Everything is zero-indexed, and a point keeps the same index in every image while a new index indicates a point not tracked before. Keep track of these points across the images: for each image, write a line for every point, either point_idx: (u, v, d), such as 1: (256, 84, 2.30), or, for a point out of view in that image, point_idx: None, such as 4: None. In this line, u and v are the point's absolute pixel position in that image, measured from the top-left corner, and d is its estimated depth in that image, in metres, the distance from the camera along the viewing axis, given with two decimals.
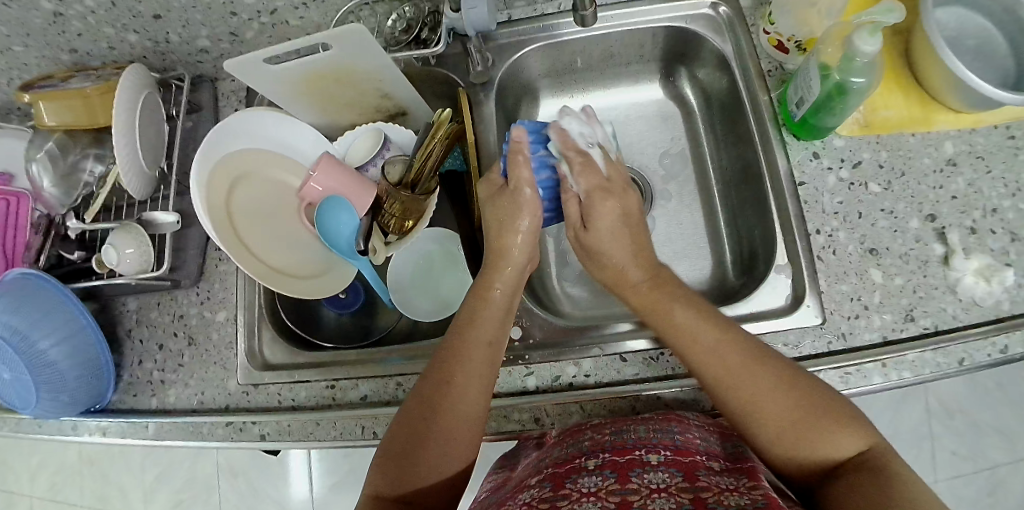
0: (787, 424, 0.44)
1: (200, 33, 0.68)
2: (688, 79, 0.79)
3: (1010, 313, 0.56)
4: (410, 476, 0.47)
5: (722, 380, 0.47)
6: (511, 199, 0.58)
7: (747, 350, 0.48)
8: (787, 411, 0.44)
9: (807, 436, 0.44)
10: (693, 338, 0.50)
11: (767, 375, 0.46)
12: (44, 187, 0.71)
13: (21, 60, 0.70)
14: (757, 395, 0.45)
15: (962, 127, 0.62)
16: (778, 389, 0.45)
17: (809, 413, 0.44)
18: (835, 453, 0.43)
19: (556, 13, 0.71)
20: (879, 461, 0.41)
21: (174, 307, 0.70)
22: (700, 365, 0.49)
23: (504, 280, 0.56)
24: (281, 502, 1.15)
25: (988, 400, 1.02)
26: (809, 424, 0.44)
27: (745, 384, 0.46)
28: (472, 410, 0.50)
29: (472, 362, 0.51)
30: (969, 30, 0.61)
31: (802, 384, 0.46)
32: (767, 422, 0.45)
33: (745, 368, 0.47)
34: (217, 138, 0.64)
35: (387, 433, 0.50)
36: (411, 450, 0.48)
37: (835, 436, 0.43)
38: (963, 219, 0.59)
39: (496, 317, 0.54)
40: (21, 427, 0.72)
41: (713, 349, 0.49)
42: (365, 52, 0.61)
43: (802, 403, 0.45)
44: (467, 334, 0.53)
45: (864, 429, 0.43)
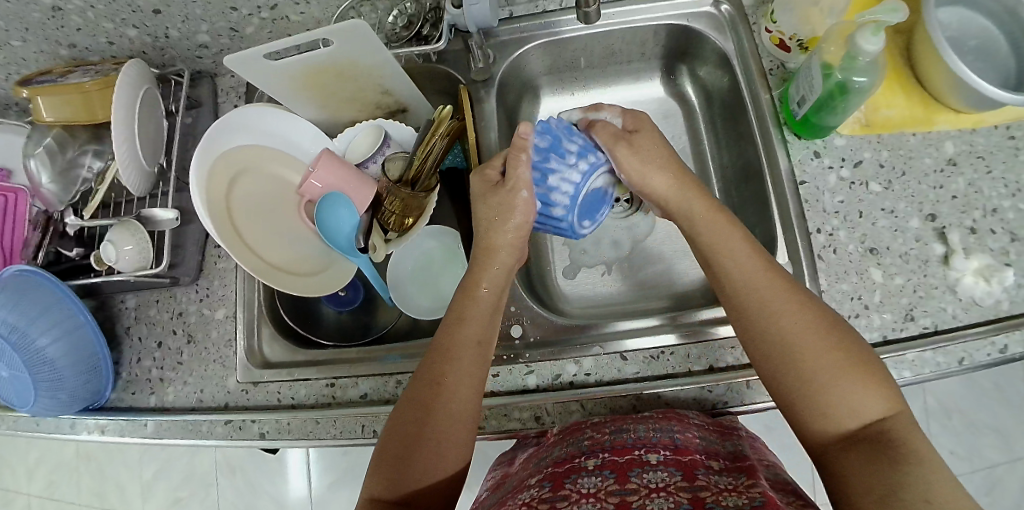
0: (825, 365, 0.44)
1: (200, 29, 0.68)
2: (689, 77, 0.79)
3: (1009, 313, 0.56)
4: (407, 479, 0.47)
5: (772, 308, 0.48)
6: (504, 198, 0.56)
7: (798, 293, 0.48)
8: (832, 349, 0.45)
9: (841, 385, 0.44)
10: (744, 269, 0.50)
11: (815, 314, 0.47)
12: (42, 183, 0.70)
13: (19, 55, 0.70)
14: (805, 334, 0.46)
15: (963, 126, 0.62)
16: (826, 329, 0.46)
17: (849, 361, 0.44)
18: (858, 417, 0.43)
19: (558, 10, 0.71)
20: (899, 433, 0.41)
21: (173, 304, 0.70)
22: (747, 293, 0.49)
23: (491, 278, 0.56)
24: (279, 499, 1.15)
25: (985, 399, 1.02)
26: (847, 371, 0.44)
27: (793, 317, 0.47)
28: (464, 409, 0.50)
29: (461, 361, 0.51)
30: (970, 30, 0.61)
31: (845, 331, 0.46)
32: (811, 364, 0.45)
33: (796, 302, 0.47)
34: (216, 133, 0.63)
35: (381, 438, 0.51)
36: (407, 452, 0.48)
37: (867, 393, 0.43)
38: (963, 219, 0.59)
39: (484, 315, 0.54)
40: (18, 425, 0.72)
41: (764, 286, 0.49)
42: (367, 48, 0.61)
43: (844, 346, 0.45)
44: (454, 335, 0.53)
45: (894, 397, 0.44)
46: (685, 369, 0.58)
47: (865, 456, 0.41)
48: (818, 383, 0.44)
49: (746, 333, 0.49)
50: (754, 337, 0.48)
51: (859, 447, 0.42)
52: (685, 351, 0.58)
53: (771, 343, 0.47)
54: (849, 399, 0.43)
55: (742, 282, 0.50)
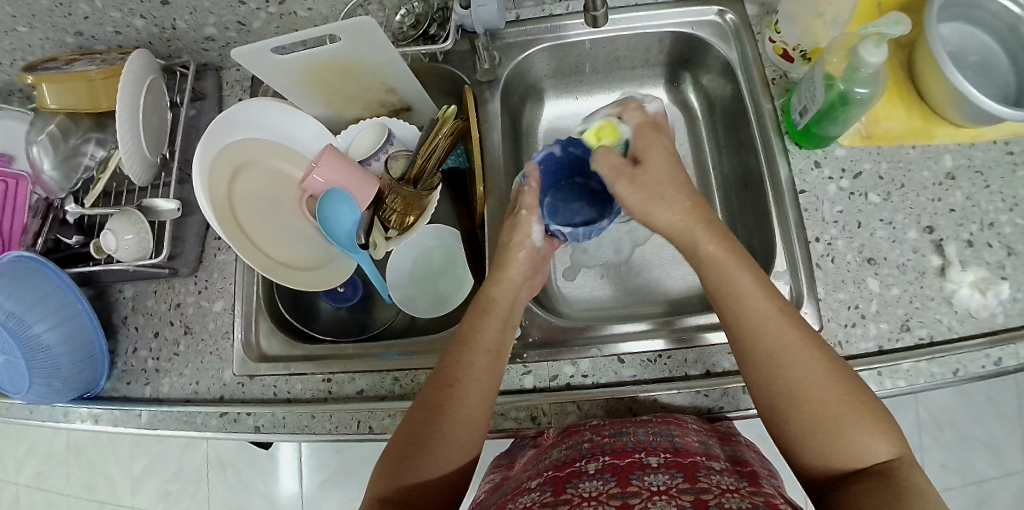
0: (831, 413, 0.44)
1: (208, 21, 0.68)
2: (691, 85, 0.79)
3: (1003, 326, 0.56)
4: (410, 477, 0.47)
5: (780, 348, 0.47)
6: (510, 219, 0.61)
7: (803, 332, 0.47)
8: (835, 394, 0.44)
9: (845, 431, 0.43)
10: (763, 311, 0.48)
11: (826, 361, 0.46)
12: (44, 170, 0.70)
13: (25, 41, 0.70)
14: (805, 380, 0.45)
15: (962, 140, 0.62)
16: (828, 374, 0.45)
17: (854, 408, 0.44)
18: (861, 457, 0.43)
19: (564, 14, 0.71)
20: (901, 472, 0.42)
21: (171, 295, 0.70)
22: (755, 340, 0.48)
23: (503, 290, 0.57)
24: (270, 496, 1.14)
25: (976, 414, 1.03)
26: (853, 419, 0.44)
27: (802, 363, 0.46)
28: (472, 416, 0.50)
29: (473, 368, 0.51)
30: (972, 45, 0.62)
31: (852, 379, 0.46)
32: (810, 412, 0.44)
33: (806, 347, 0.46)
34: (224, 123, 0.64)
35: (391, 436, 0.51)
36: (414, 448, 0.48)
37: (873, 438, 0.43)
38: (960, 231, 0.60)
39: (497, 326, 0.55)
40: (10, 412, 0.71)
41: (766, 324, 0.48)
42: (374, 46, 0.61)
43: (851, 396, 0.44)
44: (467, 340, 0.53)
45: (896, 441, 0.43)
46: (681, 373, 0.58)
47: (870, 486, 0.41)
48: (820, 432, 0.44)
49: (750, 379, 0.48)
50: (760, 383, 0.47)
51: (863, 481, 0.42)
52: (681, 356, 0.59)
53: (776, 385, 0.46)
54: (853, 445, 0.43)
55: (755, 327, 0.48)
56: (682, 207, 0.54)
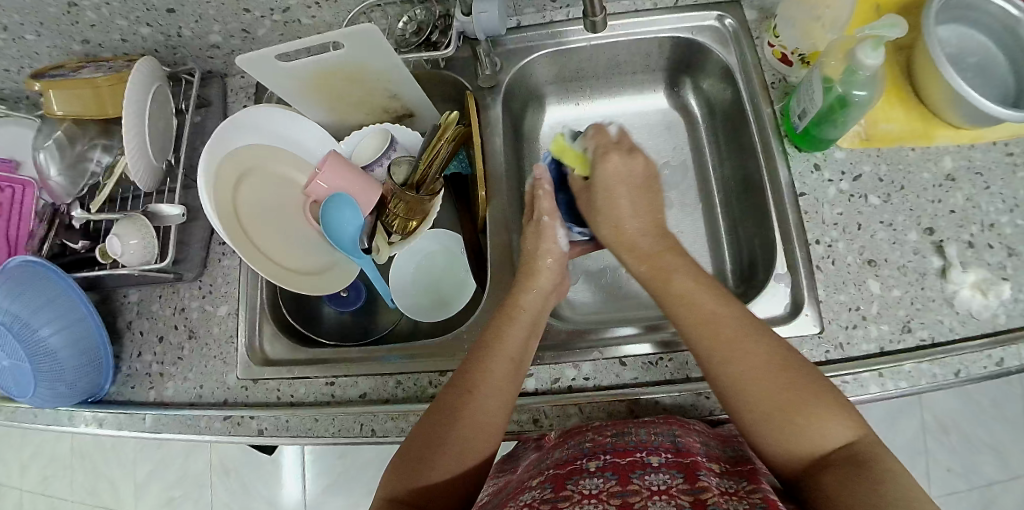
0: (778, 402, 0.45)
1: (213, 29, 0.69)
2: (692, 89, 0.80)
3: (1005, 327, 0.56)
4: (423, 478, 0.47)
5: (721, 344, 0.48)
6: (534, 228, 0.63)
7: (743, 325, 0.49)
8: (781, 383, 0.45)
9: (798, 419, 0.44)
10: (705, 309, 0.51)
11: (769, 352, 0.47)
12: (50, 176, 0.71)
13: (33, 49, 0.71)
14: (748, 372, 0.46)
15: (962, 142, 0.63)
16: (771, 364, 0.46)
17: (802, 396, 0.44)
18: (822, 443, 0.43)
19: (565, 20, 0.72)
20: (866, 455, 0.42)
21: (175, 300, 0.70)
22: (699, 338, 0.50)
23: (530, 300, 0.58)
24: (273, 502, 1.14)
25: (981, 417, 1.02)
26: (802, 405, 0.44)
27: (743, 356, 0.47)
28: (491, 421, 0.50)
29: (496, 374, 0.52)
30: (970, 47, 0.63)
31: (797, 366, 0.46)
32: (758, 402, 0.45)
33: (748, 340, 0.48)
34: (231, 128, 0.64)
35: (406, 437, 0.51)
36: (431, 450, 0.48)
37: (828, 423, 0.43)
38: (961, 232, 0.60)
39: (521, 334, 0.55)
40: (15, 416, 0.71)
41: (706, 321, 0.50)
42: (378, 53, 0.62)
43: (797, 383, 0.45)
44: (492, 347, 0.54)
45: (854, 423, 0.44)
46: (683, 375, 0.58)
47: (841, 477, 0.41)
48: (771, 422, 0.45)
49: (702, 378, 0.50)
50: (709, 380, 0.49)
51: (830, 470, 0.42)
52: (683, 358, 0.59)
53: (723, 381, 0.47)
54: (811, 432, 0.43)
55: (695, 325, 0.50)
56: (621, 222, 0.59)
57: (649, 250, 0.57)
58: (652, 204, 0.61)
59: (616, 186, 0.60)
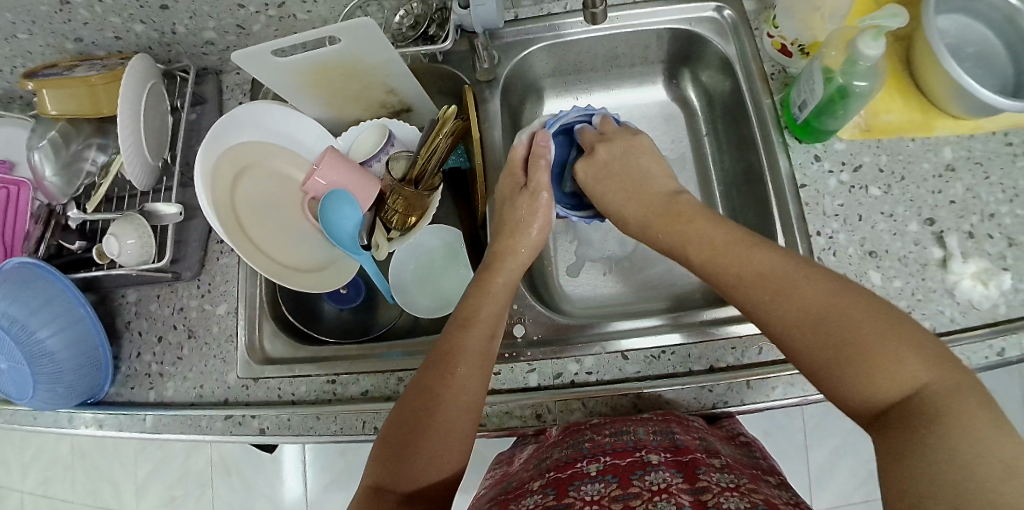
0: (839, 340, 0.41)
1: (207, 25, 0.68)
2: (691, 81, 0.79)
3: (1006, 317, 0.57)
4: (409, 466, 0.46)
5: (773, 284, 0.46)
6: (529, 201, 0.62)
7: (792, 266, 0.47)
8: (841, 319, 0.42)
9: (861, 356, 0.40)
10: (744, 262, 0.49)
11: (820, 292, 0.44)
12: (45, 176, 0.70)
13: (25, 48, 0.70)
14: (803, 308, 0.44)
15: (962, 132, 0.63)
16: (828, 300, 0.43)
17: (868, 331, 0.40)
18: (895, 383, 0.39)
19: (563, 12, 0.72)
20: (942, 396, 0.37)
21: (174, 299, 0.70)
22: (744, 285, 0.48)
23: (505, 274, 0.58)
24: (274, 500, 1.14)
25: None
26: (867, 341, 0.40)
27: (797, 295, 0.44)
28: (471, 398, 0.50)
29: (472, 350, 0.51)
30: (969, 37, 0.62)
31: (862, 299, 0.43)
32: (816, 341, 0.42)
33: (794, 281, 0.45)
34: (226, 125, 0.64)
35: (386, 425, 0.49)
36: (412, 437, 0.47)
37: (896, 361, 0.39)
38: (961, 223, 0.60)
39: (494, 309, 0.55)
40: (15, 419, 0.71)
41: (748, 264, 0.48)
42: (374, 46, 0.62)
43: (850, 321, 0.41)
44: (466, 324, 0.53)
45: (933, 361, 0.39)
46: (685, 369, 0.59)
47: (899, 437, 0.37)
48: (835, 362, 0.41)
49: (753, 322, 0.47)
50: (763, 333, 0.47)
51: (899, 420, 0.37)
52: (685, 351, 0.59)
53: (782, 321, 0.44)
54: (882, 370, 0.39)
55: (743, 271, 0.48)
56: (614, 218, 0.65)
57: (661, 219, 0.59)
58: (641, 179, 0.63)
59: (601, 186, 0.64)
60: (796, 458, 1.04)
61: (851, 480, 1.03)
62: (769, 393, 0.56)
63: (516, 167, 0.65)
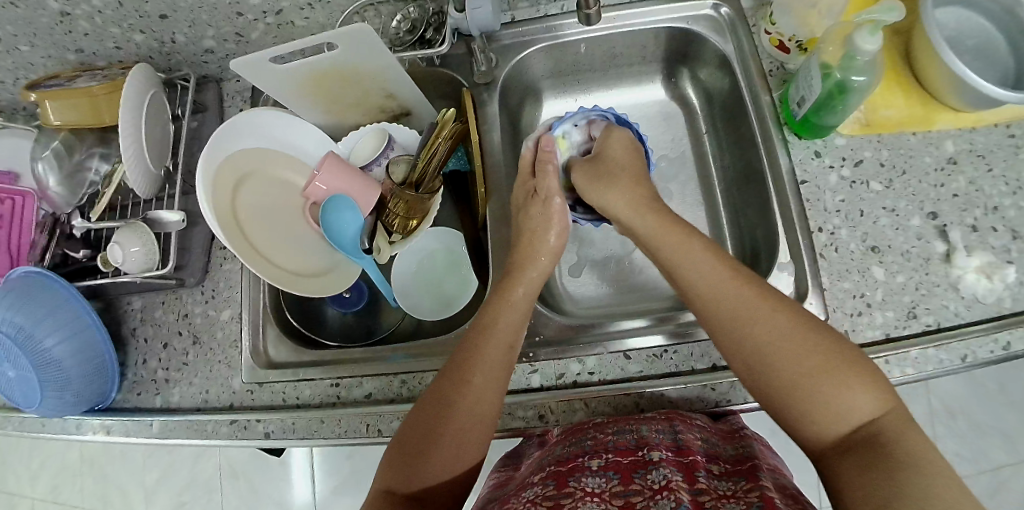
0: (800, 373, 0.44)
1: (206, 34, 0.69)
2: (689, 79, 0.79)
3: (1011, 311, 0.56)
4: (420, 473, 0.47)
5: (741, 311, 0.48)
6: (542, 208, 0.62)
7: (761, 293, 0.49)
8: (804, 353, 0.44)
9: (820, 390, 0.43)
10: (727, 285, 0.50)
11: (794, 325, 0.46)
12: (49, 186, 0.71)
13: (27, 59, 0.71)
14: (770, 339, 0.46)
15: (963, 125, 0.62)
16: (794, 334, 0.46)
17: (829, 366, 0.44)
18: (847, 416, 0.42)
19: (559, 13, 0.72)
20: (890, 433, 0.41)
21: (179, 306, 0.70)
22: (715, 307, 0.50)
23: (527, 283, 0.58)
24: (282, 504, 1.15)
25: (989, 401, 1.02)
26: (826, 376, 0.43)
27: (766, 324, 0.47)
28: (487, 409, 0.50)
29: (489, 360, 0.51)
30: (969, 30, 0.62)
31: (823, 333, 0.46)
32: (780, 372, 0.45)
33: (764, 309, 0.47)
34: (226, 133, 0.64)
35: (399, 429, 0.51)
36: (424, 445, 0.48)
37: (856, 394, 0.42)
38: (964, 217, 0.59)
39: (514, 319, 0.55)
40: (24, 426, 0.72)
41: (719, 286, 0.50)
42: (372, 52, 0.62)
43: (820, 356, 0.44)
44: (485, 333, 0.53)
45: (883, 396, 0.43)
46: (688, 368, 0.58)
47: (862, 460, 0.40)
48: (796, 392, 0.44)
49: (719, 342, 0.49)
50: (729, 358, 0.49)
51: (853, 450, 0.41)
52: (688, 350, 0.59)
53: (750, 347, 0.47)
54: (836, 404, 0.43)
55: (713, 294, 0.50)
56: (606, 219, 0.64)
57: (651, 219, 0.58)
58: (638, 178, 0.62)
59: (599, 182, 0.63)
60: (804, 456, 1.04)
61: None
62: None
63: (526, 175, 0.67)
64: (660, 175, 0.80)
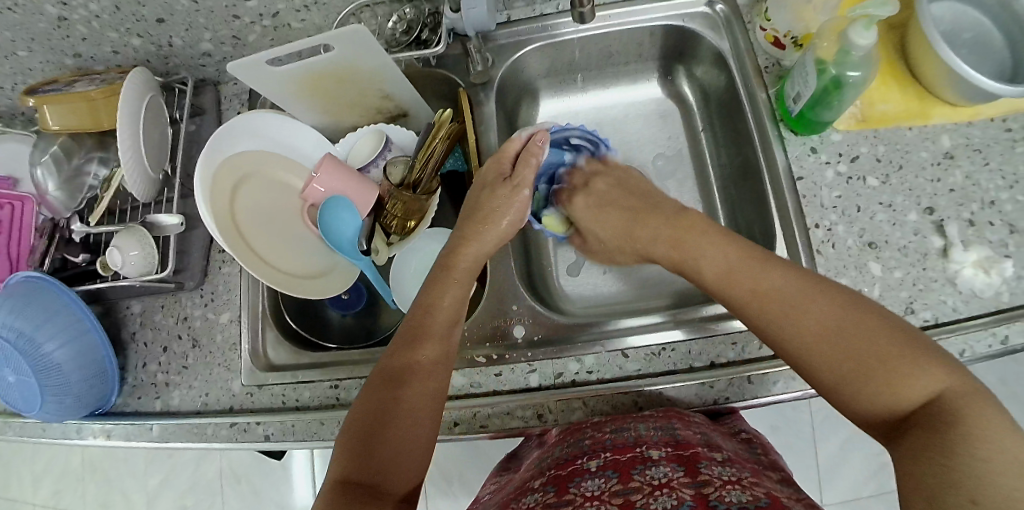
0: (852, 355, 0.41)
1: (203, 37, 0.69)
2: (686, 77, 0.79)
3: (1009, 305, 0.56)
4: (377, 455, 0.45)
5: (775, 298, 0.45)
6: (508, 191, 0.60)
7: (794, 277, 0.46)
8: (852, 334, 0.42)
9: (876, 371, 0.40)
10: (755, 279, 0.47)
11: (832, 309, 0.43)
12: (48, 190, 0.71)
13: (25, 64, 0.71)
14: (812, 322, 0.43)
15: (960, 119, 0.62)
16: (837, 314, 0.43)
17: (881, 344, 0.40)
18: (909, 396, 0.39)
19: (555, 13, 0.72)
20: (960, 405, 0.37)
21: (178, 309, 0.71)
22: (747, 298, 0.47)
23: (469, 259, 0.57)
24: (284, 506, 1.15)
25: (990, 395, 1.02)
26: (881, 355, 0.40)
27: (804, 308, 0.44)
28: (437, 381, 0.50)
29: (435, 334, 0.51)
30: (964, 24, 0.62)
31: (868, 310, 0.43)
32: (829, 357, 0.42)
33: (800, 294, 0.45)
34: (223, 136, 0.64)
35: (348, 415, 0.48)
36: (379, 426, 0.46)
37: (909, 372, 0.39)
38: (961, 211, 0.59)
39: (457, 296, 0.55)
40: (25, 431, 0.72)
41: (747, 275, 0.48)
42: (368, 53, 0.62)
43: (866, 337, 0.41)
44: (430, 309, 0.53)
45: (947, 369, 0.39)
46: (686, 365, 0.58)
47: (920, 441, 0.37)
48: (851, 376, 0.41)
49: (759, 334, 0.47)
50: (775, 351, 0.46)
51: (914, 429, 0.38)
52: (686, 347, 0.59)
53: (791, 335, 0.44)
54: (896, 383, 0.39)
55: (742, 285, 0.48)
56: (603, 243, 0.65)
57: (665, 242, 0.56)
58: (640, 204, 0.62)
59: (600, 215, 0.63)
60: (805, 452, 1.04)
61: (860, 473, 1.02)
62: (772, 388, 0.56)
63: (505, 159, 0.63)
64: (657, 173, 0.80)
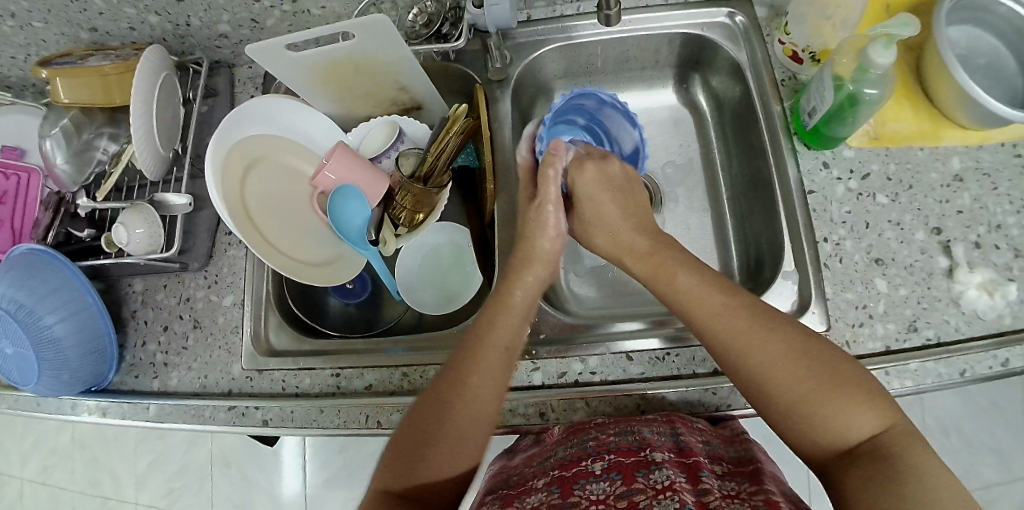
0: (800, 395, 0.44)
1: (222, 18, 0.69)
2: (701, 86, 0.80)
3: (1010, 328, 0.57)
4: (416, 473, 0.46)
5: (733, 331, 0.48)
6: (536, 214, 0.61)
7: (748, 311, 0.49)
8: (798, 373, 0.44)
9: (819, 408, 0.43)
10: (720, 308, 0.49)
11: (779, 348, 0.46)
12: (56, 163, 0.70)
13: (40, 36, 0.71)
14: (767, 359, 0.46)
15: (970, 142, 0.63)
16: (787, 355, 0.45)
17: (828, 383, 0.44)
18: (852, 432, 0.42)
19: (575, 14, 0.72)
20: (896, 445, 0.41)
21: (181, 290, 0.70)
22: (708, 325, 0.49)
23: (525, 288, 0.57)
24: (273, 495, 1.14)
25: (982, 418, 1.03)
26: (826, 396, 0.43)
27: (761, 351, 0.46)
28: (484, 413, 0.50)
29: (486, 366, 0.51)
30: (979, 48, 0.63)
31: (817, 350, 0.46)
32: (778, 393, 0.45)
33: (757, 334, 0.47)
34: (236, 119, 0.64)
35: (398, 428, 0.50)
36: (422, 447, 0.47)
37: (855, 411, 0.42)
38: (968, 233, 0.60)
39: (512, 323, 0.55)
40: (18, 404, 0.71)
41: (714, 307, 0.50)
42: (387, 43, 0.62)
43: (823, 376, 0.44)
44: (483, 337, 0.53)
45: (885, 408, 0.43)
46: (689, 371, 0.58)
47: (863, 476, 0.40)
48: (794, 411, 0.44)
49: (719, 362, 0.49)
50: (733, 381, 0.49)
51: (856, 464, 0.41)
52: (690, 353, 0.59)
53: (749, 369, 0.46)
54: (840, 416, 0.43)
55: (703, 314, 0.50)
56: (615, 231, 0.60)
57: (642, 252, 0.57)
58: (631, 205, 0.61)
59: (596, 198, 0.61)
60: (797, 466, 1.04)
61: None
62: None
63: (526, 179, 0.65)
64: (667, 179, 0.80)
